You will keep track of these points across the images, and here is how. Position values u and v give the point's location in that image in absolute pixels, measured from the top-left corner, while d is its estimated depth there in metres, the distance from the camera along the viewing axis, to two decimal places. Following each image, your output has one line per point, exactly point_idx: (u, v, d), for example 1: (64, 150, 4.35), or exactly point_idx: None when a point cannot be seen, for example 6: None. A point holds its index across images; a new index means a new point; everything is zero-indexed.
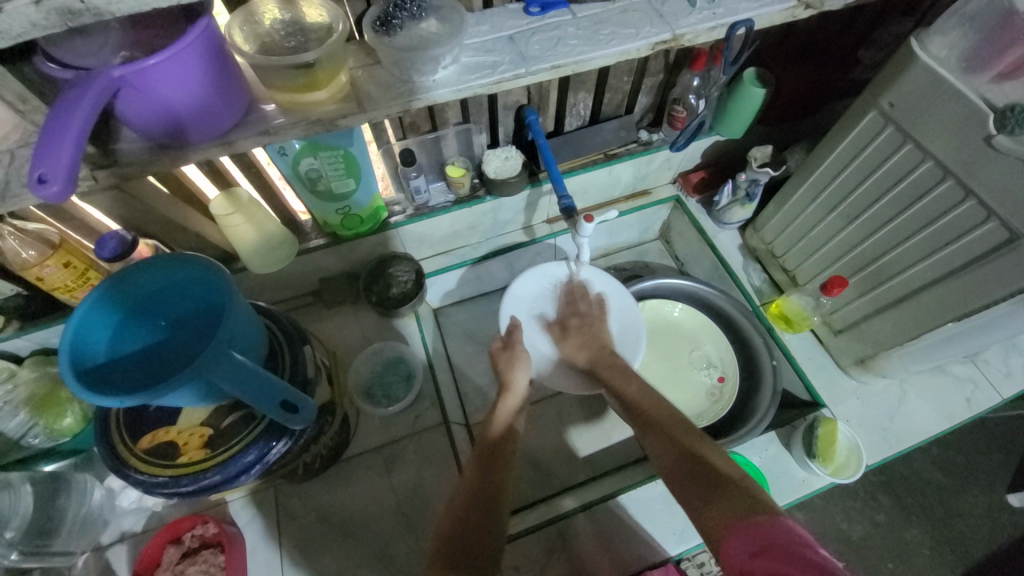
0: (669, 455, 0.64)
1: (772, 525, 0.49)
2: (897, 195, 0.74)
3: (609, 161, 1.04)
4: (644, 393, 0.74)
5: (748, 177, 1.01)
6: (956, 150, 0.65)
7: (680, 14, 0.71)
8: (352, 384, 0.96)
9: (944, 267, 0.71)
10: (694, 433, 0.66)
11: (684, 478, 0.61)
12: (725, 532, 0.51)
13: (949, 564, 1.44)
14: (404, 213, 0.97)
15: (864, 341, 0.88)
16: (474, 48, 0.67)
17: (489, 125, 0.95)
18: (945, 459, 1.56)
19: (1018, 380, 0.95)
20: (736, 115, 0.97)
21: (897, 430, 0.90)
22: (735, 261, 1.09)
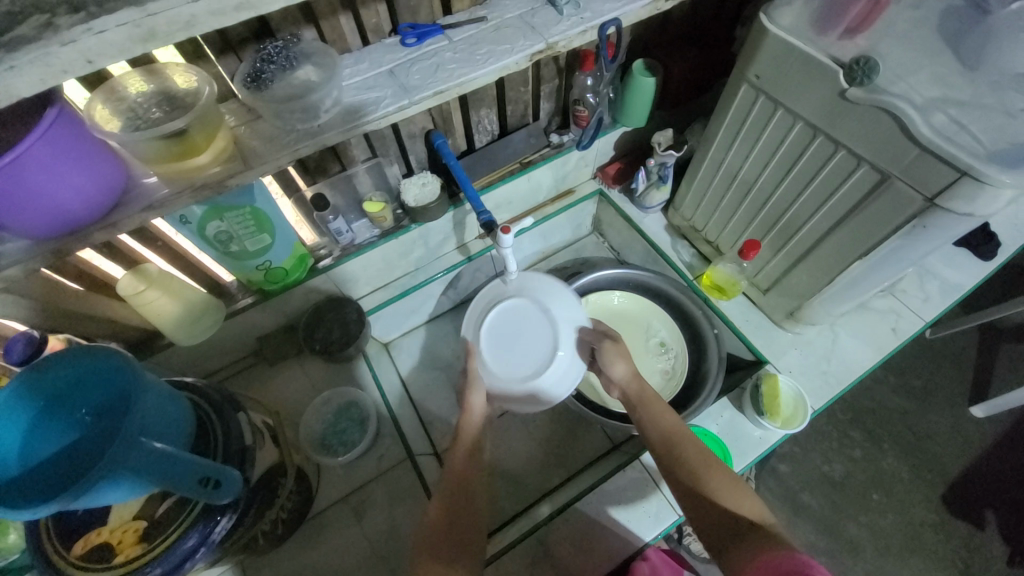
0: (698, 507, 0.66)
1: (785, 557, 0.51)
2: (783, 155, 0.79)
3: (525, 169, 1.06)
4: (675, 432, 0.75)
5: (658, 161, 1.06)
6: (819, 106, 0.69)
7: (550, 23, 0.74)
8: (309, 438, 0.94)
9: (836, 215, 0.76)
10: (727, 477, 0.67)
11: (713, 530, 0.62)
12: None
13: (926, 484, 1.52)
14: (331, 256, 0.96)
15: (788, 295, 0.93)
16: (355, 87, 0.68)
17: (399, 155, 0.96)
18: (904, 386, 1.66)
19: (935, 302, 1.03)
20: (633, 106, 1.03)
21: (837, 371, 0.95)
22: (663, 242, 1.14)
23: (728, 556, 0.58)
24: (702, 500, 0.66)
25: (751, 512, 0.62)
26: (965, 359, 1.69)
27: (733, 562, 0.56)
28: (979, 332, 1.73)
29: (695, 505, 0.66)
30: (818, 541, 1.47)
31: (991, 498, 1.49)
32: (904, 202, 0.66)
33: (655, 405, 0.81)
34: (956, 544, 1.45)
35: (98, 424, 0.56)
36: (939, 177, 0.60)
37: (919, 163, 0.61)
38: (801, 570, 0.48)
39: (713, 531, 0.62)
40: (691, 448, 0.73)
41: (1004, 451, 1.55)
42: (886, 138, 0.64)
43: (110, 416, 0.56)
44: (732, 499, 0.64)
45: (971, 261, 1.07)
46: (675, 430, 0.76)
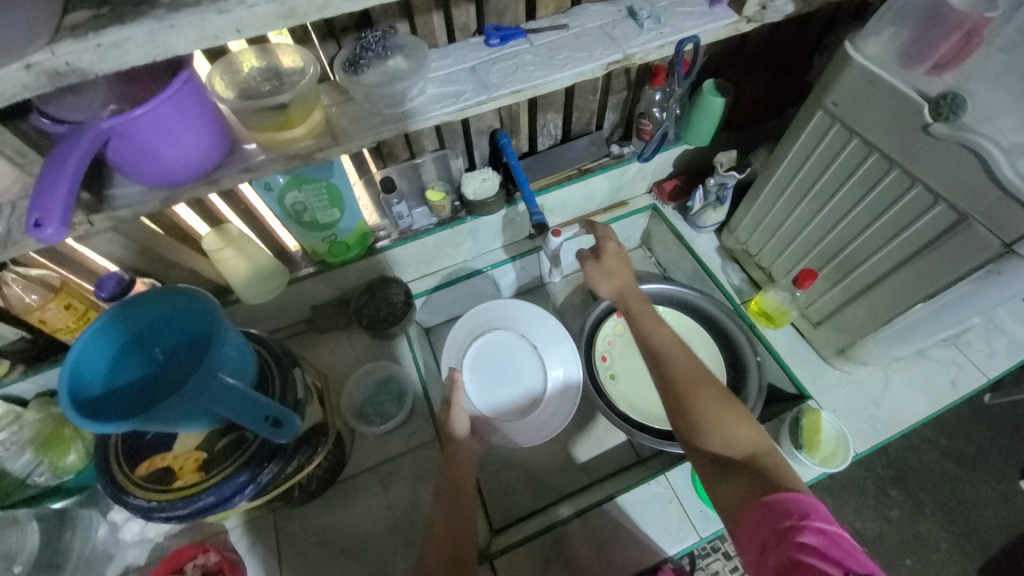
0: (691, 429, 0.68)
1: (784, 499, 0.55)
2: (853, 186, 0.77)
3: (583, 176, 1.08)
4: (672, 348, 0.75)
5: (717, 182, 1.05)
6: (899, 138, 0.68)
7: (629, 35, 0.77)
8: (347, 406, 0.98)
9: (903, 252, 0.73)
10: (719, 395, 0.69)
11: (707, 455, 0.66)
12: (743, 507, 0.58)
13: (969, 557, 1.42)
14: (389, 238, 1.01)
15: (841, 330, 0.90)
16: (439, 80, 0.72)
17: (465, 149, 1.00)
18: (955, 450, 1.55)
19: (1002, 360, 0.97)
20: (698, 125, 1.03)
21: (885, 417, 0.91)
22: (713, 263, 1.12)
23: (727, 485, 0.62)
24: (695, 425, 0.68)
25: (746, 436, 0.66)
26: None
27: (732, 490, 0.61)
28: None
29: (696, 434, 0.68)
30: None
31: None
32: (981, 245, 0.63)
33: (646, 321, 0.81)
34: None
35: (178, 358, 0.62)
36: (1023, 221, 0.58)
37: (1004, 205, 0.59)
38: (803, 514, 0.53)
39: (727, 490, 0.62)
40: (684, 365, 0.73)
41: None
42: (970, 176, 0.61)
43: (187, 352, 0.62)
44: (727, 422, 0.67)
45: None
46: (669, 344, 0.76)
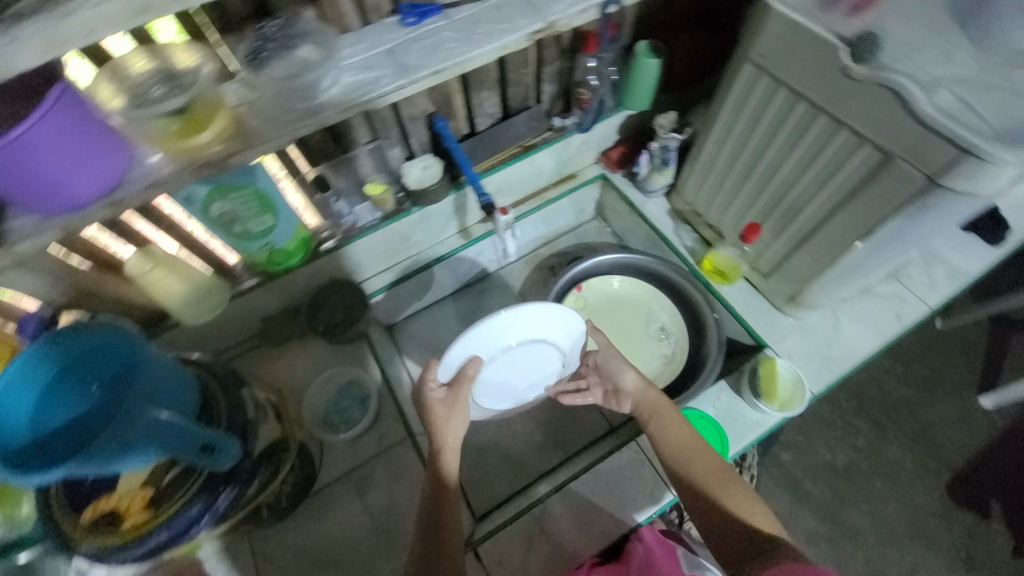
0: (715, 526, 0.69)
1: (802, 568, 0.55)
2: (786, 136, 0.78)
3: (527, 152, 1.06)
4: (688, 441, 0.77)
5: (660, 144, 1.06)
6: (821, 84, 0.68)
7: (550, 2, 0.74)
8: (311, 417, 0.96)
9: (838, 196, 0.75)
10: (739, 489, 0.71)
11: (730, 547, 0.67)
12: None
13: (931, 473, 1.52)
14: (333, 239, 0.97)
15: (790, 279, 0.92)
16: (353, 67, 0.68)
17: (400, 138, 0.96)
18: (911, 375, 1.64)
19: (940, 288, 1.02)
20: (637, 88, 1.02)
21: (838, 356, 0.95)
22: (665, 226, 1.13)
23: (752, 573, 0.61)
24: (716, 515, 0.70)
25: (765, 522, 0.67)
26: (975, 349, 1.67)
27: None
28: (991, 322, 1.71)
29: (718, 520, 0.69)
30: (819, 528, 1.48)
31: (1000, 490, 1.48)
32: (905, 183, 0.65)
33: (666, 415, 0.81)
34: (960, 533, 1.45)
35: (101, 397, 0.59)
36: (941, 154, 0.59)
37: (923, 141, 0.60)
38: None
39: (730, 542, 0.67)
40: (702, 459, 0.75)
41: (1013, 442, 1.54)
42: (890, 116, 0.62)
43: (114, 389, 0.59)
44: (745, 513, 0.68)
45: (980, 247, 1.06)
46: (685, 440, 0.77)
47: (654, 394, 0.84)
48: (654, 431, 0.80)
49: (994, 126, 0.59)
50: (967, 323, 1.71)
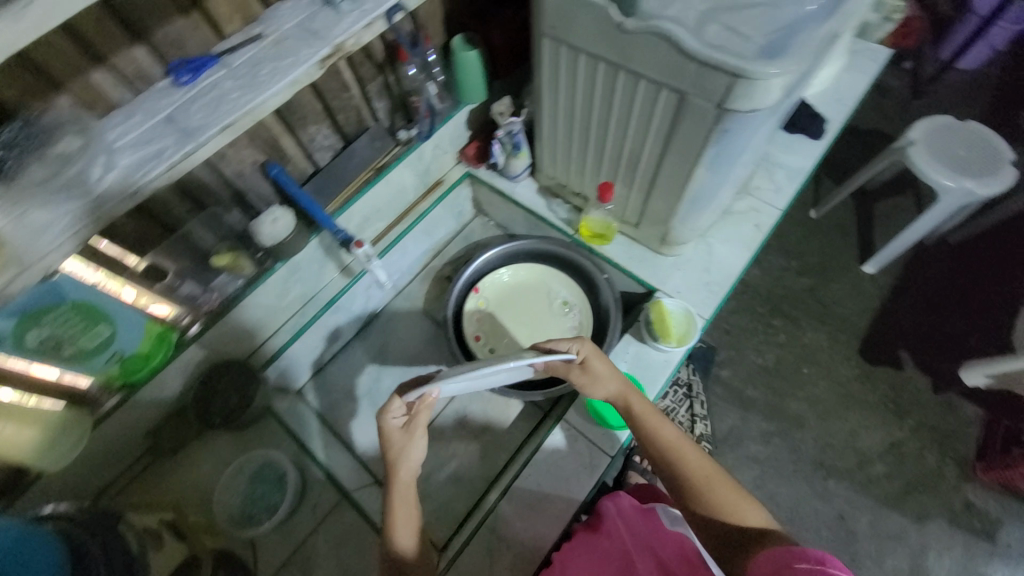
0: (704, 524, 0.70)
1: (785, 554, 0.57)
2: (600, 98, 0.81)
3: (381, 173, 1.03)
4: (673, 441, 0.75)
5: (506, 131, 1.07)
6: (607, 43, 0.71)
7: (332, 24, 0.71)
8: (227, 515, 0.92)
9: (659, 141, 0.80)
10: (729, 487, 0.70)
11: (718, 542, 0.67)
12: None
13: (843, 345, 1.69)
14: (197, 323, 0.87)
15: (656, 223, 0.98)
16: (129, 146, 0.62)
17: (233, 198, 0.90)
18: (804, 266, 1.82)
19: (785, 189, 1.12)
20: (468, 81, 1.03)
21: (718, 278, 1.03)
22: (539, 206, 1.15)
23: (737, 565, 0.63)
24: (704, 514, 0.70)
25: (752, 515, 0.67)
26: (849, 227, 1.87)
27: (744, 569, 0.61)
28: (854, 200, 1.92)
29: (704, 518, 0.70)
30: (769, 427, 1.61)
31: (900, 339, 1.68)
32: (702, 115, 0.70)
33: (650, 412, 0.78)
34: (881, 387, 1.63)
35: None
36: (719, 83, 0.64)
37: (702, 74, 0.64)
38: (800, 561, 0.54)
39: (714, 534, 0.68)
40: (689, 457, 0.74)
41: (899, 295, 1.74)
42: (670, 59, 0.66)
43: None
44: (735, 508, 0.68)
45: (808, 145, 1.18)
46: (670, 442, 0.76)
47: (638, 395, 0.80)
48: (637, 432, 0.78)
49: (756, 44, 0.65)
50: (836, 207, 1.91)
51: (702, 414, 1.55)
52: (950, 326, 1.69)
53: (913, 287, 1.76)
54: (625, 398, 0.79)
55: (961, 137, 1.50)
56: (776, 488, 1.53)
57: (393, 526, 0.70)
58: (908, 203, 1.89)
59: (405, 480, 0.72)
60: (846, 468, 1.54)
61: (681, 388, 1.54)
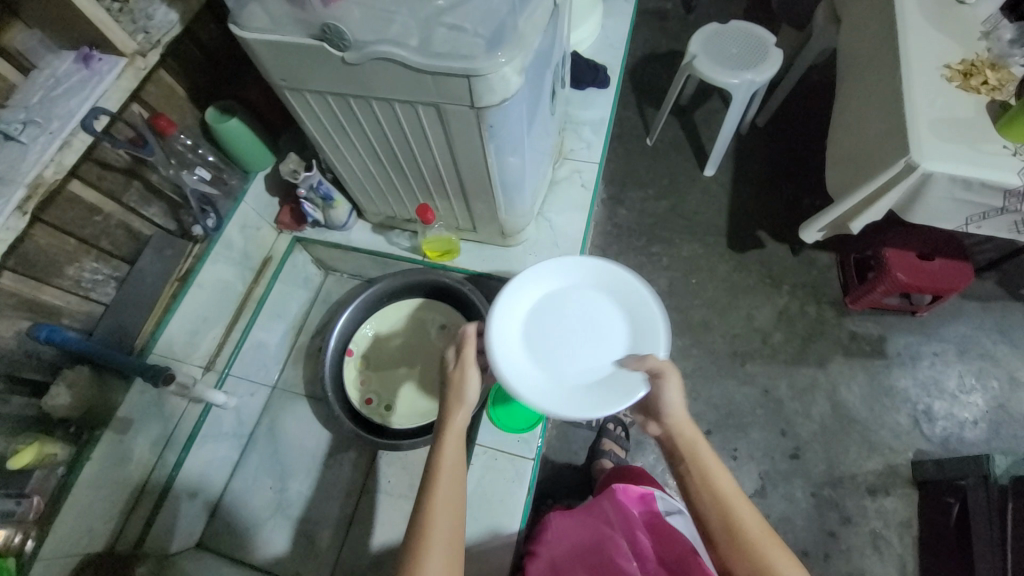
0: None
1: None
2: (372, 130, 0.78)
3: (187, 281, 0.92)
4: (727, 496, 0.66)
5: (307, 187, 0.99)
6: (342, 79, 0.67)
7: (16, 163, 0.62)
8: None
9: (444, 150, 0.78)
10: (786, 556, 0.62)
11: None
12: None
13: (714, 245, 1.82)
14: (28, 539, 0.73)
15: (488, 222, 0.98)
16: None
17: (10, 384, 0.74)
18: (658, 190, 1.93)
19: (595, 143, 1.18)
20: (245, 151, 0.96)
21: (566, 247, 1.06)
22: (380, 244, 1.10)
23: None
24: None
25: None
26: (681, 141, 2.00)
27: None
28: (676, 116, 2.06)
29: None
30: (685, 342, 1.69)
31: (755, 221, 1.84)
32: (464, 118, 0.70)
33: (712, 455, 0.70)
34: (756, 269, 1.77)
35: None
36: (459, 88, 0.63)
37: (439, 85, 0.64)
38: None
39: None
40: (746, 514, 0.65)
41: (740, 184, 1.91)
42: (405, 79, 0.64)
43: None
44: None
45: (601, 94, 1.25)
46: (729, 495, 0.66)
47: (697, 432, 0.72)
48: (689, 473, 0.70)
49: (483, 35, 0.64)
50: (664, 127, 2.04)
51: None
52: (788, 193, 1.88)
53: (747, 172, 1.92)
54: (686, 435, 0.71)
55: (728, 40, 1.68)
56: (709, 393, 1.61)
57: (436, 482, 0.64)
58: (718, 103, 2.08)
59: (456, 434, 0.69)
60: (754, 349, 1.66)
61: None
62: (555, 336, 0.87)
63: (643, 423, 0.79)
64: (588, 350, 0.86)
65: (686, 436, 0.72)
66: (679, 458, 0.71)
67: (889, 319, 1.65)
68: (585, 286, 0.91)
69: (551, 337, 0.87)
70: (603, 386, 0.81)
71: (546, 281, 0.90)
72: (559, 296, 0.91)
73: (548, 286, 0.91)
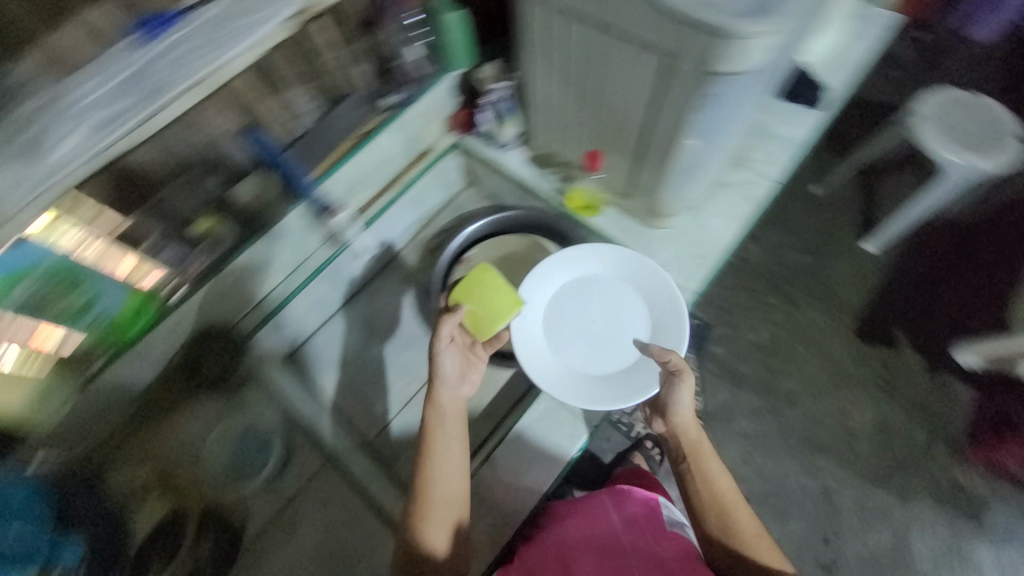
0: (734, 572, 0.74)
1: None
2: (588, 62, 0.79)
3: (366, 140, 1.00)
4: (723, 496, 0.79)
5: (492, 97, 1.07)
6: (593, 0, 0.67)
7: None
8: (216, 471, 0.99)
9: (649, 103, 0.77)
10: (767, 544, 0.75)
11: None
12: None
13: (839, 324, 1.63)
14: (180, 290, 0.88)
15: (644, 194, 0.97)
16: (96, 106, 0.59)
17: (215, 164, 0.87)
18: (805, 243, 1.72)
19: (780, 160, 1.10)
20: (453, 46, 1.01)
21: (706, 251, 1.03)
22: (528, 175, 1.14)
23: None
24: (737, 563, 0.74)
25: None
26: (852, 202, 1.77)
27: None
28: (860, 173, 1.80)
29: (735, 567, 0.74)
30: (761, 403, 1.56)
31: (898, 319, 1.61)
32: (689, 78, 0.68)
33: (712, 459, 0.81)
34: (875, 367, 1.58)
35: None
36: (711, 46, 0.61)
37: (686, 35, 0.62)
38: None
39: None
40: (740, 511, 0.77)
41: (903, 276, 1.65)
42: (658, 19, 0.63)
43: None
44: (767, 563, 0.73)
45: (808, 111, 1.15)
46: (730, 495, 0.79)
47: (700, 437, 0.83)
48: (690, 475, 0.81)
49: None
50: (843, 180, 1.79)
51: None
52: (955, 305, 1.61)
53: (914, 264, 1.65)
54: (693, 442, 0.83)
55: (975, 112, 1.38)
56: (762, 462, 1.52)
57: (428, 477, 0.79)
58: (914, 177, 1.77)
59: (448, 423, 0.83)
60: (834, 445, 1.52)
61: None
62: (568, 326, 0.96)
63: (649, 417, 0.91)
64: (604, 350, 0.95)
65: (689, 442, 0.83)
66: (687, 462, 0.82)
67: (992, 482, 1.45)
68: (609, 284, 0.97)
69: (556, 324, 0.95)
70: (614, 386, 0.91)
71: (602, 260, 0.98)
72: (589, 283, 0.98)
73: (596, 267, 0.98)
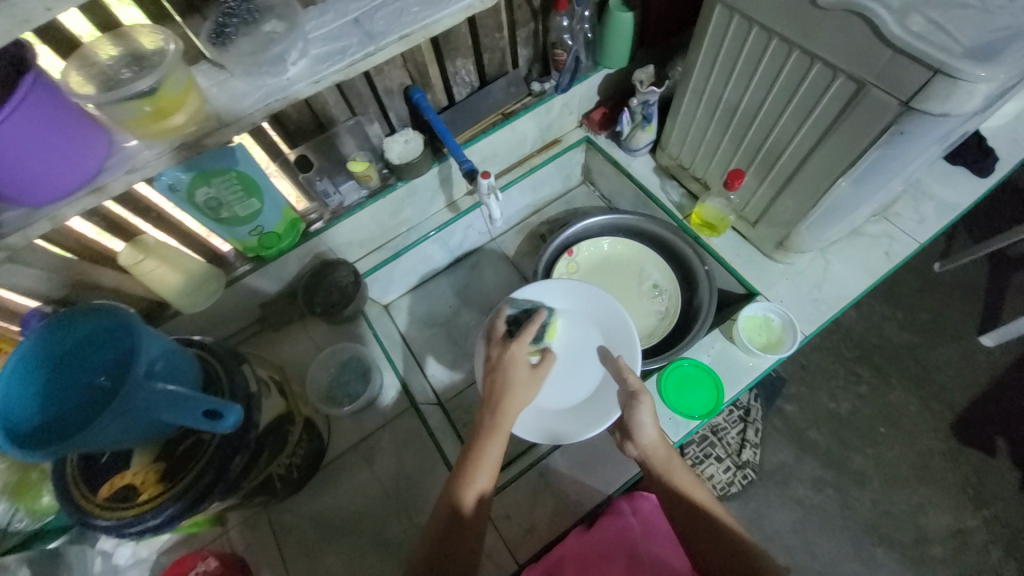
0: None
1: None
2: (759, 80, 0.79)
3: (507, 119, 1.05)
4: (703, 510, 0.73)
5: (640, 100, 1.05)
6: (787, 19, 0.69)
7: None
8: (315, 391, 1.01)
9: (817, 131, 0.75)
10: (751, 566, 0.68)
11: None
12: None
13: (934, 416, 1.47)
14: (322, 219, 0.97)
15: (776, 224, 0.94)
16: (320, 39, 0.68)
17: (380, 114, 0.95)
18: (911, 320, 1.58)
19: (930, 223, 1.02)
20: (613, 44, 1.01)
21: (828, 297, 0.97)
22: (652, 183, 1.13)
23: None
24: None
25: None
26: (976, 290, 1.60)
27: None
28: (989, 261, 1.63)
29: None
30: (826, 476, 1.45)
31: (1006, 428, 1.44)
32: (880, 109, 0.65)
33: (683, 473, 0.77)
34: (967, 472, 1.41)
35: (77, 348, 0.61)
36: (915, 76, 0.59)
37: (893, 64, 0.60)
38: None
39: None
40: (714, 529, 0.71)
41: (1015, 379, 1.49)
42: (859, 43, 0.63)
43: (94, 345, 0.61)
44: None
45: (972, 179, 1.06)
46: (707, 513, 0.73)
47: (669, 447, 0.79)
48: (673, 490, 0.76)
49: (969, 42, 0.59)
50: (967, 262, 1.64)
51: (754, 442, 1.44)
52: None
53: None
54: (665, 452, 0.78)
55: None
56: (817, 540, 1.39)
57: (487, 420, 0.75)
58: None
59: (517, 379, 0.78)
60: (902, 540, 1.36)
61: (737, 411, 1.44)
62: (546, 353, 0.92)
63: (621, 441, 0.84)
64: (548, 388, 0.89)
65: (660, 454, 0.78)
66: (665, 478, 0.77)
67: None
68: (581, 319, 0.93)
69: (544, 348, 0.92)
70: (592, 412, 0.84)
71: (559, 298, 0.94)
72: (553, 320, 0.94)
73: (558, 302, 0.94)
